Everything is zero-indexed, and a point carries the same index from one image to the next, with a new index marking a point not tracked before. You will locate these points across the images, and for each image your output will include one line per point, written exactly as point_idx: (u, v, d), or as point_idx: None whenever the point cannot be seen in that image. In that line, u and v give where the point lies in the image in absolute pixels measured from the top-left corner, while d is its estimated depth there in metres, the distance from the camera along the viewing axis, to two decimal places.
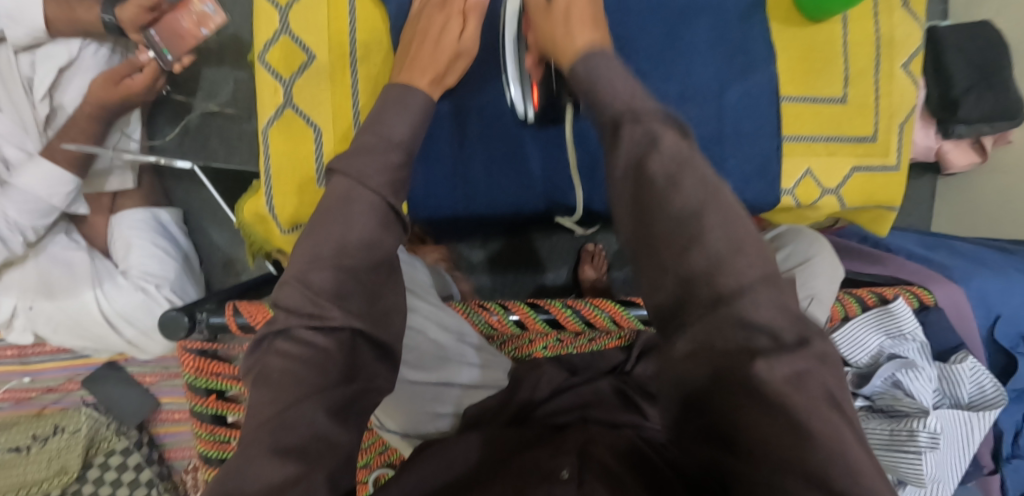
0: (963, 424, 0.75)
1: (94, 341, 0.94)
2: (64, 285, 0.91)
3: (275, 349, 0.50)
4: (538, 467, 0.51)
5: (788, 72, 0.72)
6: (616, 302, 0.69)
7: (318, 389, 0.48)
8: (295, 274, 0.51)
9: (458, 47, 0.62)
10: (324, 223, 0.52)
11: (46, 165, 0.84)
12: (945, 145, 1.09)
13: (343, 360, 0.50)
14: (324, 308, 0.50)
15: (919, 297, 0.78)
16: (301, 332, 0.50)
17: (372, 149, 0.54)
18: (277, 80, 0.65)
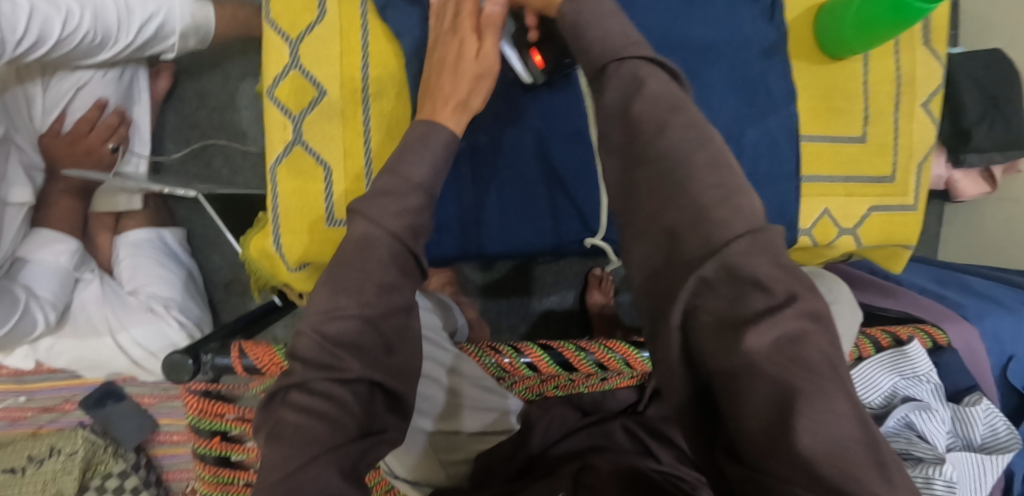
0: (977, 467, 0.74)
1: (102, 364, 0.90)
2: (77, 314, 0.88)
3: (291, 402, 0.49)
4: None
5: (807, 112, 0.71)
6: (629, 344, 0.69)
7: (332, 446, 0.47)
8: (311, 325, 0.50)
9: (479, 68, 0.58)
10: (343, 269, 0.51)
11: (46, 232, 0.83)
12: (955, 174, 1.08)
13: (359, 412, 0.48)
14: (342, 360, 0.49)
15: (933, 336, 0.79)
16: (317, 384, 0.49)
17: (391, 191, 0.53)
18: (286, 116, 0.63)
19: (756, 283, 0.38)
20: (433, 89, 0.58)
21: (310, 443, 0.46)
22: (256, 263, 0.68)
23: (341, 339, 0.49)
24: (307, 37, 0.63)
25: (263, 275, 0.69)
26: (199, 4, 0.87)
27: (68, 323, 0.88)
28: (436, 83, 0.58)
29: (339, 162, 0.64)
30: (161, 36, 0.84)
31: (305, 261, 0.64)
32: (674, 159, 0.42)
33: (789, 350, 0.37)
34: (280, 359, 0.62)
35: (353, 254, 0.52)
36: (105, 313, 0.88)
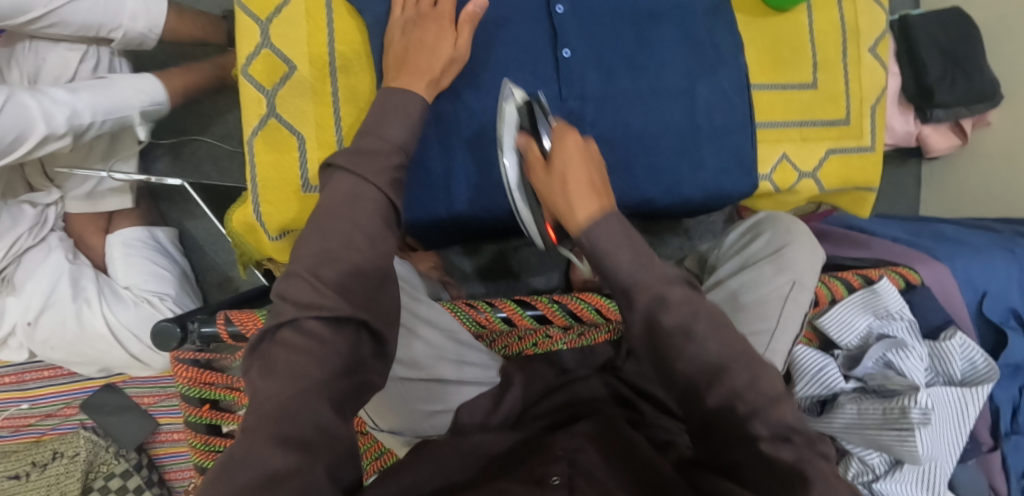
0: (958, 401, 0.75)
1: (97, 357, 0.93)
2: (56, 299, 0.90)
3: (282, 340, 0.52)
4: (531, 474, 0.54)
5: (757, 63, 0.74)
6: (602, 296, 0.71)
7: (322, 382, 0.51)
8: (306, 268, 0.53)
9: (453, 55, 0.64)
10: (331, 220, 0.55)
11: (142, 77, 0.88)
12: (925, 129, 1.09)
13: (348, 355, 0.53)
14: (329, 299, 0.52)
15: (905, 276, 0.80)
16: (306, 323, 0.52)
17: (375, 151, 0.57)
18: (260, 92, 0.66)
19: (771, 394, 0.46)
20: (406, 59, 0.62)
21: (300, 378, 0.50)
22: (238, 238, 0.71)
23: (334, 283, 0.53)
24: (276, 18, 0.67)
25: (248, 249, 0.72)
26: None
27: (48, 310, 0.89)
28: (413, 56, 0.62)
29: (313, 132, 0.67)
30: (109, 17, 0.89)
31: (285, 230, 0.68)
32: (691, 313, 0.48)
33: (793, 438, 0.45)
34: (259, 319, 0.65)
35: (332, 206, 0.55)
36: (102, 306, 0.91)
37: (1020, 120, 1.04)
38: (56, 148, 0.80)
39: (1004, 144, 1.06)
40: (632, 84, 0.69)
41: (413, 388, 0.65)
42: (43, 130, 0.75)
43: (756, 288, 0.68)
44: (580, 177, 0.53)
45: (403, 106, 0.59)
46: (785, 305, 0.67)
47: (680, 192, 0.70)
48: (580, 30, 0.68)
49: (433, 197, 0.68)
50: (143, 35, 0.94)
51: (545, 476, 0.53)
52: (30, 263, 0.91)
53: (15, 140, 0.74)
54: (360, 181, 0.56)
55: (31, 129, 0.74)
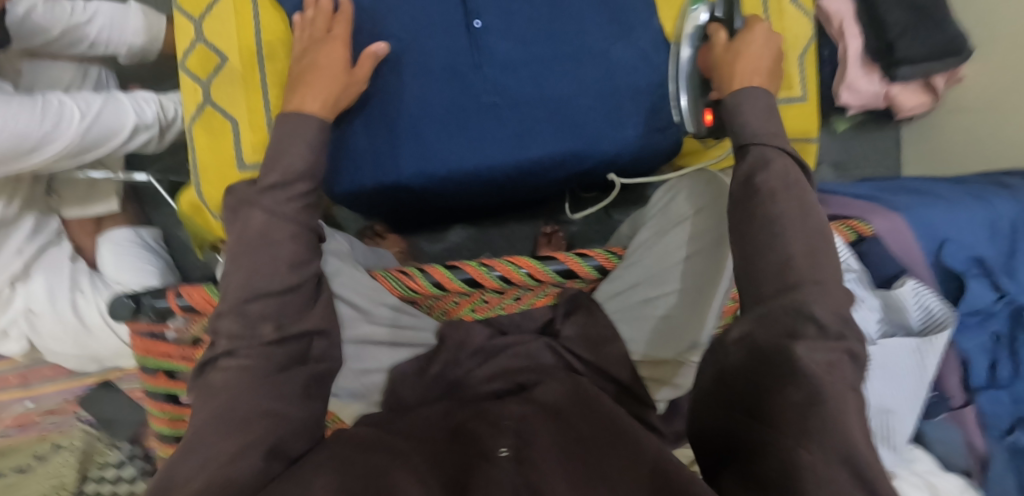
0: (915, 353, 0.72)
1: (93, 347, 0.99)
2: (58, 292, 0.96)
3: (220, 367, 0.53)
4: (477, 443, 0.52)
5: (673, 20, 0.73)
6: (534, 259, 0.72)
7: (260, 389, 0.51)
8: (232, 307, 0.53)
9: (351, 79, 0.65)
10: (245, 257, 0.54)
11: None
12: (893, 88, 1.06)
13: (282, 367, 0.53)
14: (253, 328, 0.53)
15: (856, 229, 0.77)
16: (242, 350, 0.53)
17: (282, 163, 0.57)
18: (195, 82, 0.71)
19: (812, 319, 0.49)
20: (304, 78, 0.62)
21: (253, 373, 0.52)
22: (188, 220, 0.77)
23: (262, 314, 0.53)
24: (207, 14, 0.71)
25: (199, 232, 0.77)
26: (153, 14, 1.03)
27: (49, 302, 0.95)
28: (308, 76, 0.62)
29: (246, 117, 0.71)
30: (117, 37, 0.99)
31: (228, 207, 0.72)
32: (770, 214, 0.54)
33: (829, 370, 0.48)
34: (205, 293, 0.68)
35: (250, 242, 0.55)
36: (95, 298, 0.97)
37: (996, 70, 1.00)
38: (142, 145, 0.92)
39: (979, 98, 1.03)
40: (539, 51, 0.70)
41: (350, 349, 0.68)
42: (132, 123, 0.87)
43: (664, 255, 0.73)
44: (759, 54, 0.62)
45: (299, 130, 0.59)
46: (693, 264, 0.72)
47: (602, 150, 0.71)
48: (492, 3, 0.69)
49: (360, 168, 0.70)
50: (144, 46, 1.04)
51: (492, 448, 0.51)
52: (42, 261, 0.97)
53: (107, 134, 0.85)
54: (270, 217, 0.55)
55: (122, 123, 0.86)
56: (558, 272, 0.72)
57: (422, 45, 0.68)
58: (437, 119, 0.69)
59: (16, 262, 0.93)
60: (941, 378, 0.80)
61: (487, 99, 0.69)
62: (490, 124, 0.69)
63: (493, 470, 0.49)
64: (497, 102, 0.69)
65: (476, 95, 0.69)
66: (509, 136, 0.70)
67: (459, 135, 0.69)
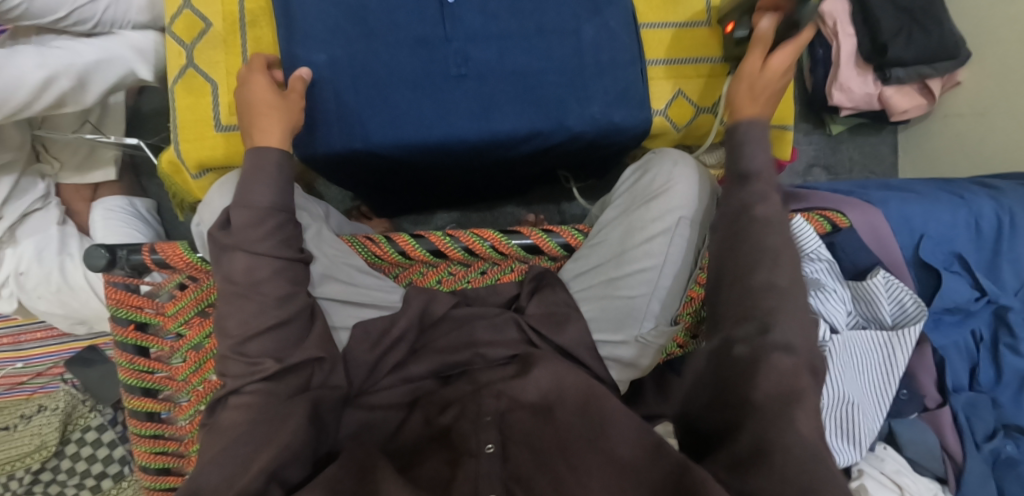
0: (882, 345, 0.70)
1: (76, 309, 1.01)
2: (46, 254, 0.99)
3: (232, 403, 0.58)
4: (462, 443, 0.58)
5: (645, 3, 0.75)
6: (498, 232, 0.72)
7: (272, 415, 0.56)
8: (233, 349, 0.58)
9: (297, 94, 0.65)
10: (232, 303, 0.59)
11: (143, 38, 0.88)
12: (887, 90, 1.05)
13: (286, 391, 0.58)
14: (258, 362, 0.58)
15: (831, 219, 0.74)
16: (249, 386, 0.58)
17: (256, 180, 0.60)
18: (180, 46, 0.70)
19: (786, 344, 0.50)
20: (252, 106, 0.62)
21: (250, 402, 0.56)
22: (168, 180, 0.77)
23: (263, 351, 0.58)
24: None
25: (179, 191, 0.77)
26: None
27: (37, 263, 0.98)
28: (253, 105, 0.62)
29: (225, 80, 0.71)
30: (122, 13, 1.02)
31: (205, 168, 0.72)
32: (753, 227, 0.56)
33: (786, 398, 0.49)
34: (180, 251, 0.71)
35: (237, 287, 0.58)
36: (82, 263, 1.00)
37: (992, 73, 0.99)
38: (57, 102, 0.81)
39: (975, 103, 1.02)
40: (507, 26, 0.71)
41: (325, 305, 0.69)
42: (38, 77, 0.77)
43: (637, 231, 0.70)
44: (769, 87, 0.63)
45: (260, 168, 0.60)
46: (672, 241, 0.69)
47: (568, 125, 0.71)
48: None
49: (326, 131, 0.69)
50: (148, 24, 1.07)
51: (478, 446, 0.57)
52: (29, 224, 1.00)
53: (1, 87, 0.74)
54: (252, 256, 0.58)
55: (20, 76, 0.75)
56: (523, 246, 0.72)
57: (394, 17, 0.69)
58: (408, 87, 0.69)
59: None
60: (914, 377, 0.75)
61: (456, 70, 0.70)
62: (458, 94, 0.70)
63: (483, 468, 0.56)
64: (465, 74, 0.70)
65: (446, 67, 0.70)
66: (474, 106, 0.70)
67: (429, 106, 0.69)
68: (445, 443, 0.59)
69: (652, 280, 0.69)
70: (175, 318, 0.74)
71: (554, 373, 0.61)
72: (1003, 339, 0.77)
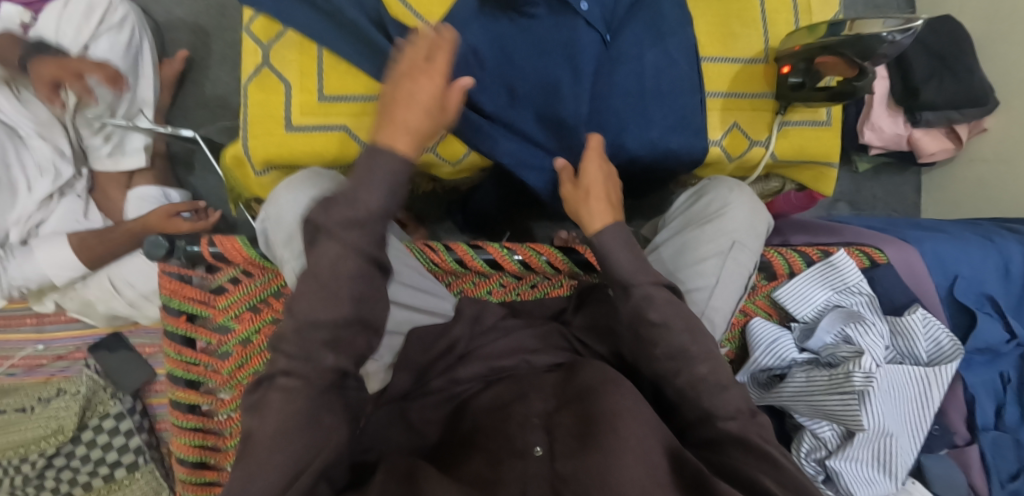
0: (920, 379, 0.73)
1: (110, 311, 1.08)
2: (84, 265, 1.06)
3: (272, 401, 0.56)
4: (511, 443, 0.58)
5: (705, 36, 0.76)
6: (554, 248, 0.74)
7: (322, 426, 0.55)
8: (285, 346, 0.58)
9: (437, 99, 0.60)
10: None
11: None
12: (916, 132, 1.08)
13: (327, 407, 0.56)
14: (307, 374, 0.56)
15: (870, 255, 0.78)
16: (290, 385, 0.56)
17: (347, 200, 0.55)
18: (257, 44, 0.72)
19: None
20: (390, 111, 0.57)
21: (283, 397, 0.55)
22: (230, 172, 0.78)
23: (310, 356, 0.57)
24: None
25: (237, 186, 0.79)
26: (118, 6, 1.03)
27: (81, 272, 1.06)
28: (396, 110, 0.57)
29: (297, 79, 0.72)
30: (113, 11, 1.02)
31: (270, 165, 0.73)
32: None
33: None
34: (240, 245, 0.72)
35: None
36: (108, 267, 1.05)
37: (1017, 123, 1.03)
38: None
39: (1000, 150, 1.06)
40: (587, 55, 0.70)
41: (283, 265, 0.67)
42: None
43: (689, 251, 0.70)
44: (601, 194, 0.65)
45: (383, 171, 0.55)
46: (724, 263, 0.69)
47: (627, 148, 0.73)
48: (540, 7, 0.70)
49: None
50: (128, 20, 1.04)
51: (525, 447, 0.57)
52: (55, 220, 1.05)
53: None
54: None
55: None
56: (577, 262, 0.74)
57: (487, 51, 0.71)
58: (496, 117, 0.72)
59: (31, 218, 1.03)
60: (943, 414, 0.80)
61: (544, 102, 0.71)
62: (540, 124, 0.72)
63: (530, 466, 0.55)
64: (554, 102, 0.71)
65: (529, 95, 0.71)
66: (539, 123, 0.71)
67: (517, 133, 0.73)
68: (495, 444, 0.59)
69: (702, 301, 0.69)
70: (225, 311, 0.75)
71: (595, 375, 0.62)
72: None
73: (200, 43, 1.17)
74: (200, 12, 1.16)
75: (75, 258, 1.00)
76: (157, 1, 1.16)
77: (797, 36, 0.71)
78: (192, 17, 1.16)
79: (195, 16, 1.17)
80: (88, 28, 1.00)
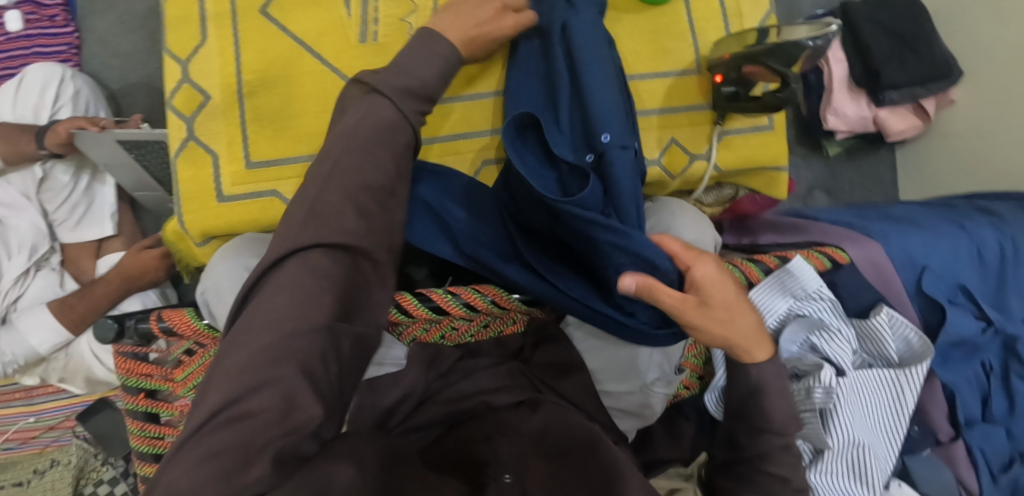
0: (890, 381, 0.70)
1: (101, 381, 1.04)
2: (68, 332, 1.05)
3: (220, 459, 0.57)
4: (480, 472, 0.58)
5: (634, 52, 0.74)
6: (499, 287, 0.71)
7: None
8: None
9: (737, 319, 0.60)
10: None
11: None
12: (881, 112, 1.05)
13: None
14: None
15: (831, 256, 0.74)
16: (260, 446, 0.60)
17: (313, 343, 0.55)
18: (180, 118, 0.71)
19: None
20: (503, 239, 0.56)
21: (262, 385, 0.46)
22: (174, 246, 0.78)
23: None
24: (194, 57, 0.71)
25: (183, 257, 0.78)
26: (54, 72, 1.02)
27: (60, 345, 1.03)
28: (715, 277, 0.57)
29: (225, 150, 0.72)
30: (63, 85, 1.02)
31: (209, 236, 0.73)
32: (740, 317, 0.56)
33: None
34: (187, 317, 0.70)
35: None
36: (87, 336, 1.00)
37: (983, 92, 0.99)
38: None
39: (970, 121, 1.02)
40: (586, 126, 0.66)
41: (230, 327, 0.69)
42: None
43: None
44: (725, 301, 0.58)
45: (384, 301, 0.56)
46: None
47: None
48: (519, 90, 0.71)
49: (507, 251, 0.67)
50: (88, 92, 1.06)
51: (495, 474, 0.58)
52: (32, 294, 1.02)
53: None
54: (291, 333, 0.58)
55: None
56: (523, 299, 0.72)
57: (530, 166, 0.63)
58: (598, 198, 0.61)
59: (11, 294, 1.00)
60: (924, 412, 0.76)
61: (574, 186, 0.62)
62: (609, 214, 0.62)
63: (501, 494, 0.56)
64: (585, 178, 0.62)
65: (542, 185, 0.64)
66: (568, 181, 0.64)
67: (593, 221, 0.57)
68: (468, 474, 0.58)
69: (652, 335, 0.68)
70: (182, 384, 0.75)
71: (568, 420, 0.62)
72: (1013, 369, 0.77)
73: (155, 104, 1.17)
74: (151, 74, 1.17)
75: (57, 321, 0.98)
76: (109, 68, 1.16)
77: (727, 43, 0.69)
78: (144, 80, 1.17)
79: (146, 79, 1.17)
80: (44, 107, 1.01)
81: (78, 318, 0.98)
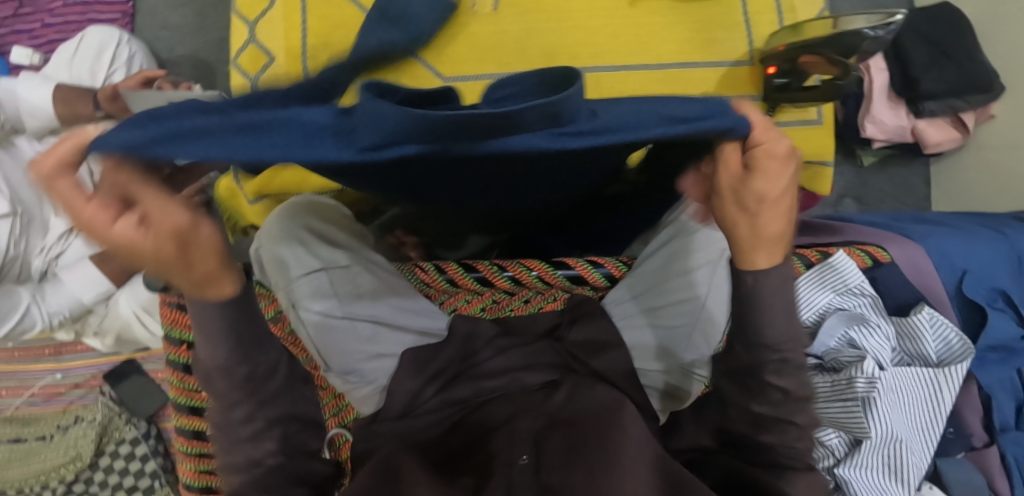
0: (929, 379, 0.70)
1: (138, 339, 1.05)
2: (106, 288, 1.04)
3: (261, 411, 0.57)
4: (495, 456, 0.55)
5: (686, 41, 0.75)
6: (546, 263, 0.74)
7: None
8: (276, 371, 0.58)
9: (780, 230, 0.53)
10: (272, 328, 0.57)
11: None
12: (920, 123, 1.05)
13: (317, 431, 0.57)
14: None
15: (872, 254, 0.76)
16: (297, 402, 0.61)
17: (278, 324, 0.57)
18: (244, 77, 0.75)
19: None
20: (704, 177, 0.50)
21: None
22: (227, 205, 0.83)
23: None
24: (262, 19, 0.75)
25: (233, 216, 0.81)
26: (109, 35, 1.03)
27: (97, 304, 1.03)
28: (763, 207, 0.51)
29: None
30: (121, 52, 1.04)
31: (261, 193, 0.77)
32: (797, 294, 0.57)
33: None
34: None
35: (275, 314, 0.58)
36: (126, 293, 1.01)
37: None
38: None
39: (1008, 136, 1.03)
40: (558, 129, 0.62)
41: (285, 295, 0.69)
42: None
43: (681, 260, 0.72)
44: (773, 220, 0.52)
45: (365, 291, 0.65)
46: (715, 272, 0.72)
47: None
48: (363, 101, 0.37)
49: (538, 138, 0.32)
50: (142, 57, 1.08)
51: (511, 457, 0.55)
52: (74, 252, 1.02)
53: None
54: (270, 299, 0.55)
55: None
56: (568, 276, 0.74)
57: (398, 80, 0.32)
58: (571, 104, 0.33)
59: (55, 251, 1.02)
60: (959, 414, 0.76)
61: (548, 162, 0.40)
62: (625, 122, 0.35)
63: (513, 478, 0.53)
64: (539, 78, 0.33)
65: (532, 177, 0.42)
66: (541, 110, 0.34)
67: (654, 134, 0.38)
68: (479, 464, 0.56)
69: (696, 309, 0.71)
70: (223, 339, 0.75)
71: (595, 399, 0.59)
72: None
73: (200, 75, 1.19)
74: (198, 47, 1.19)
75: (99, 273, 0.98)
76: (158, 38, 1.19)
77: (783, 37, 0.70)
78: (191, 51, 1.19)
79: (194, 50, 1.19)
80: (100, 70, 1.02)
81: (118, 272, 0.99)
